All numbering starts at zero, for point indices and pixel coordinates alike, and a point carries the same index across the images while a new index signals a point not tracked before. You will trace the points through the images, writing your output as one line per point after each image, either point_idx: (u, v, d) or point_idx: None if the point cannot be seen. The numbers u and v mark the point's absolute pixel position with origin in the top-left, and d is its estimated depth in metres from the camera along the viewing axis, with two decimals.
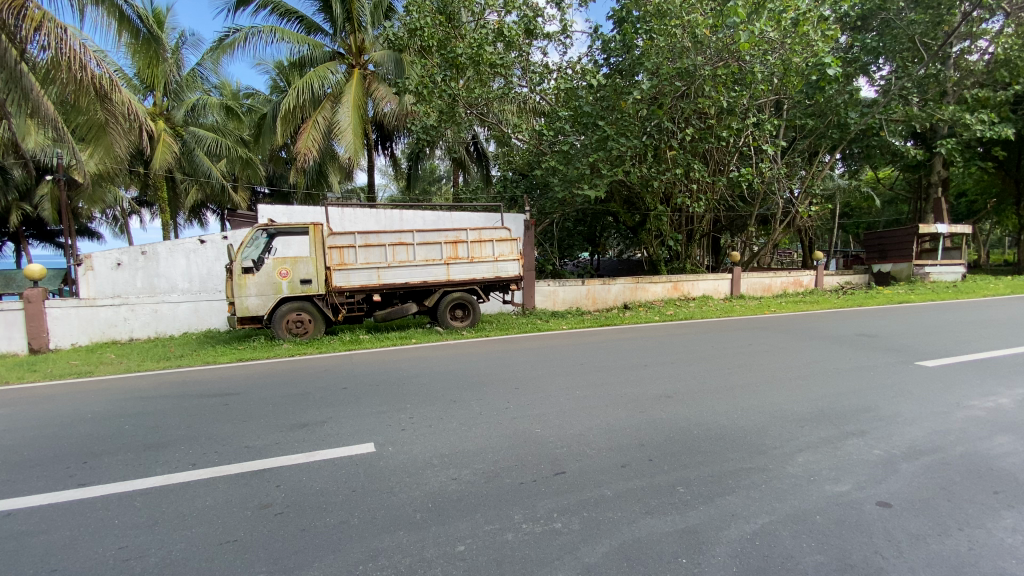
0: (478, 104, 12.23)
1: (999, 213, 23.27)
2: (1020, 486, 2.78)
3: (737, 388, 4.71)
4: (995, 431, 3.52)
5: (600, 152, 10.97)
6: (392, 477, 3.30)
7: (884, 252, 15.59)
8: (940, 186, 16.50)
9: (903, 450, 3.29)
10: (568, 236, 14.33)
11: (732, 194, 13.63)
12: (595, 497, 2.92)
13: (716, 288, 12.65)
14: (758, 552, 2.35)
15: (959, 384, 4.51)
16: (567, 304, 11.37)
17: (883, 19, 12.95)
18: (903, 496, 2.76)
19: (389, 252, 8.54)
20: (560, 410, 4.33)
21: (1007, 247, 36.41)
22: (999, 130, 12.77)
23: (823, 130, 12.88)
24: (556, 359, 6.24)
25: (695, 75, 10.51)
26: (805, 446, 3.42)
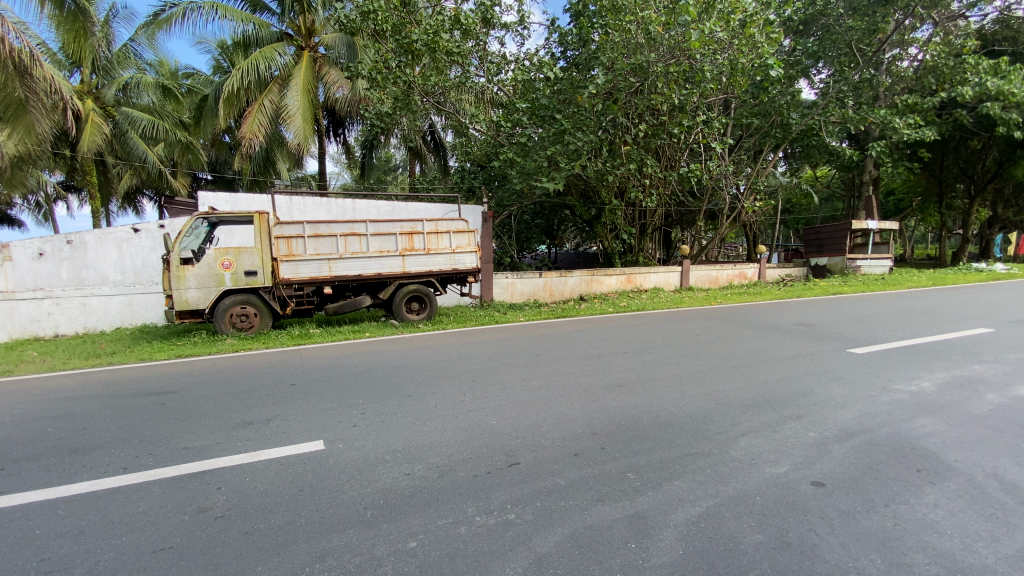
0: (434, 93, 12.00)
1: (922, 211, 25.21)
2: (937, 463, 3.03)
3: (685, 376, 4.89)
4: (915, 412, 3.81)
5: (558, 145, 10.99)
6: (341, 475, 3.20)
7: (821, 247, 16.62)
8: (871, 185, 17.65)
9: (835, 432, 3.51)
10: (526, 229, 14.41)
11: (682, 190, 14.03)
12: (548, 487, 2.94)
13: (666, 281, 13.06)
14: (703, 535, 2.44)
15: (886, 370, 4.85)
16: (525, 296, 11.45)
17: (823, 25, 13.64)
18: (835, 475, 2.94)
19: (340, 242, 8.27)
20: (516, 401, 4.35)
21: (929, 241, 39.45)
22: (923, 134, 13.75)
23: (767, 129, 13.51)
24: (514, 351, 6.26)
25: (648, 72, 10.65)
26: (747, 431, 3.58)
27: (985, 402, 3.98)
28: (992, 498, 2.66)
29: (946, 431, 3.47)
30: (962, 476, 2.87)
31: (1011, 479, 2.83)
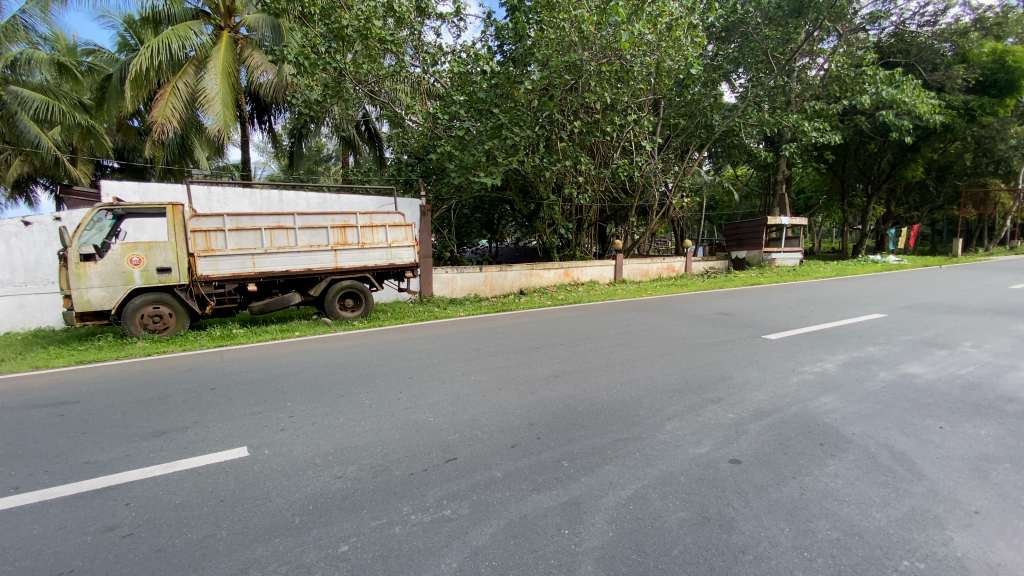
0: (367, 81, 11.63)
1: (828, 208, 27.69)
2: (838, 437, 3.34)
3: (617, 365, 5.08)
4: (820, 392, 4.18)
5: (495, 140, 10.95)
6: (267, 482, 3.04)
7: (741, 241, 17.83)
8: (785, 183, 19.08)
9: (750, 413, 3.78)
10: (465, 223, 14.35)
11: (615, 186, 14.47)
12: (485, 480, 2.95)
13: (602, 274, 13.46)
14: (631, 516, 2.55)
15: (795, 353, 5.29)
16: (465, 291, 11.36)
17: (743, 32, 14.58)
18: (750, 452, 3.17)
19: (265, 237, 7.83)
20: (453, 397, 4.32)
21: (833, 236, 43.58)
22: (829, 138, 14.99)
23: (692, 130, 14.25)
24: (452, 346, 6.20)
25: (582, 70, 10.86)
26: (673, 414, 3.78)
27: (877, 379, 4.44)
28: (882, 465, 2.97)
29: (845, 407, 3.84)
30: (857, 448, 3.19)
31: (898, 447, 3.18)
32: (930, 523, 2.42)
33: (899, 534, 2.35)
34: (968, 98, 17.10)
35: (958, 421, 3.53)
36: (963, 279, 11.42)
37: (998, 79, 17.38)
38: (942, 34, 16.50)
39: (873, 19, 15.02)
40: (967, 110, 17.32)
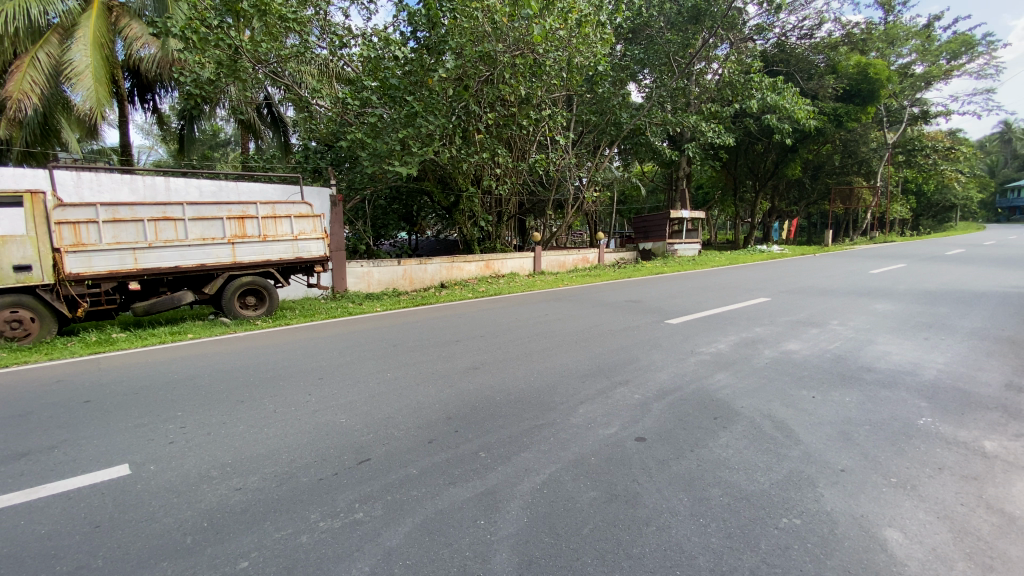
0: (268, 61, 10.76)
1: (722, 203, 30.27)
2: (729, 411, 3.67)
3: (534, 354, 5.18)
4: (715, 370, 4.56)
5: (409, 128, 10.59)
6: (154, 501, 2.74)
7: (648, 233, 18.97)
8: (687, 179, 20.51)
9: (655, 393, 4.03)
10: (382, 214, 13.85)
11: (532, 179, 14.73)
12: (400, 478, 2.88)
13: (521, 266, 13.67)
14: (545, 500, 2.62)
15: (695, 336, 5.74)
16: (383, 285, 10.97)
17: (648, 35, 15.43)
18: (654, 430, 3.39)
19: (148, 229, 7.04)
20: (368, 395, 4.17)
21: (727, 228, 47.73)
22: (724, 139, 16.32)
23: (603, 126, 14.83)
24: (367, 343, 5.98)
25: (496, 61, 10.86)
26: (586, 398, 3.93)
27: (762, 356, 4.94)
28: (765, 433, 3.31)
29: (736, 383, 4.23)
30: (745, 419, 3.52)
31: (779, 416, 3.56)
32: (805, 483, 2.74)
33: (779, 495, 2.63)
34: (837, 105, 19.35)
35: (826, 390, 4.03)
36: (832, 265, 13.01)
37: (861, 89, 19.47)
38: (816, 47, 18.62)
39: (759, 31, 16.52)
40: (836, 116, 19.59)
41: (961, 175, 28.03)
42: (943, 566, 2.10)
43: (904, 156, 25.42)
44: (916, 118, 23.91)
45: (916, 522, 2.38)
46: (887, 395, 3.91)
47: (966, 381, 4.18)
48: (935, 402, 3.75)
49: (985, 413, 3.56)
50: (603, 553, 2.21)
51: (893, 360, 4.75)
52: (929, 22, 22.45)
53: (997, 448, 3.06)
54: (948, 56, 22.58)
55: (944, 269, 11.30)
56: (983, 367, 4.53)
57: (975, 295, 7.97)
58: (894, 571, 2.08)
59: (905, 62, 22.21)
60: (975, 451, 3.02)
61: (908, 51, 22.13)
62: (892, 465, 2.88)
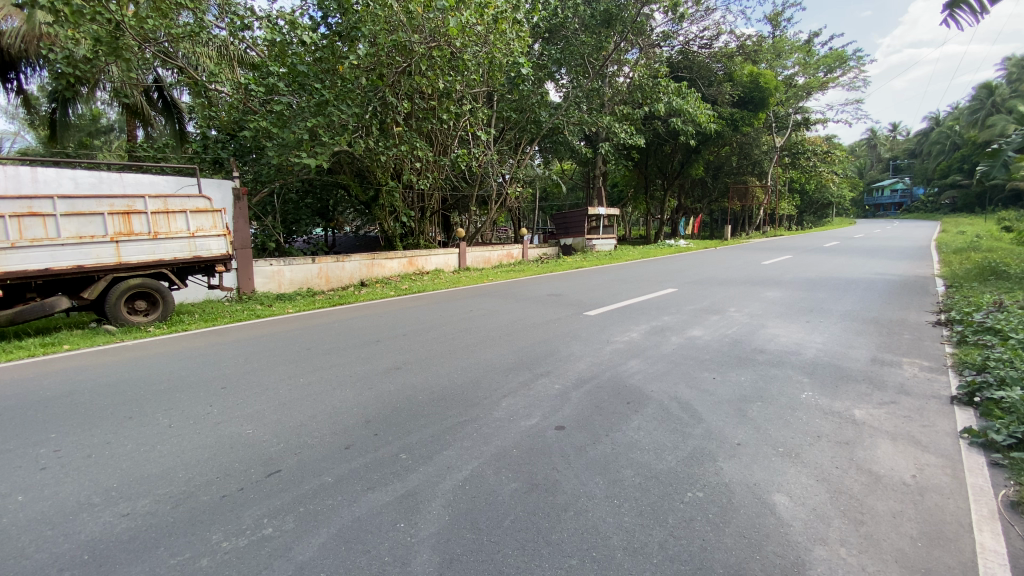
0: (158, 41, 9.80)
1: (636, 200, 31.91)
2: (641, 395, 3.88)
3: (456, 351, 5.14)
4: (628, 357, 4.81)
5: (319, 117, 9.99)
6: (21, 536, 2.39)
7: (568, 229, 19.54)
8: (603, 176, 21.35)
9: (573, 382, 4.18)
10: (294, 210, 13.01)
11: (455, 175, 14.58)
12: (314, 488, 2.74)
13: (446, 262, 13.51)
14: (467, 496, 2.61)
15: (611, 326, 6.02)
16: (296, 285, 10.34)
17: (563, 36, 15.85)
18: (572, 418, 3.51)
19: (10, 226, 6.11)
20: (279, 403, 3.92)
21: (641, 224, 50.45)
22: (636, 139, 17.20)
23: (523, 124, 14.99)
24: (279, 347, 5.61)
25: (412, 52, 10.57)
26: (508, 392, 3.98)
27: (670, 343, 5.29)
28: (672, 415, 3.53)
29: (647, 368, 4.49)
30: (655, 403, 3.74)
31: (685, 398, 3.82)
32: (707, 458, 2.97)
33: (684, 471, 2.83)
34: (734, 111, 21.05)
35: (726, 371, 4.40)
36: (732, 257, 14.19)
37: (753, 97, 21.26)
38: (715, 56, 20.08)
39: (665, 38, 17.46)
40: (733, 120, 21.34)
41: (836, 176, 31.72)
42: (821, 523, 2.37)
43: (790, 158, 28.29)
44: (799, 124, 26.67)
45: (800, 486, 2.66)
46: (777, 373, 4.35)
47: (840, 358, 4.75)
48: (814, 378, 4.23)
49: (855, 385, 4.07)
50: (524, 543, 2.25)
51: (782, 342, 5.28)
52: (810, 38, 25.04)
53: (864, 415, 3.51)
54: (824, 69, 25.39)
55: (823, 260, 12.72)
56: (854, 344, 5.17)
57: (847, 282, 9.06)
58: (781, 531, 2.31)
59: (790, 73, 24.64)
60: (847, 419, 3.44)
61: (792, 63, 24.60)
62: (780, 436, 3.21)
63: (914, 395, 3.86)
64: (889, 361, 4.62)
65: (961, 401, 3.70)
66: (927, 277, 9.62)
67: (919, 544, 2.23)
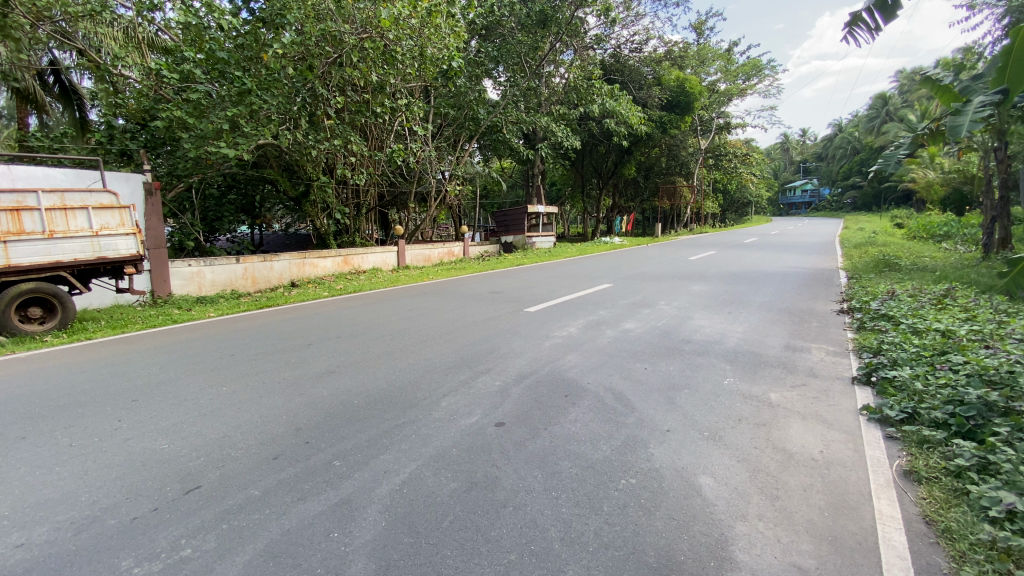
0: (53, 20, 8.88)
1: (573, 198, 32.63)
2: (579, 388, 3.98)
3: (394, 352, 5.02)
4: (566, 352, 4.91)
5: (240, 107, 9.39)
6: None
7: (509, 226, 19.72)
8: (541, 175, 21.63)
9: (513, 378, 4.21)
10: (215, 207, 12.17)
11: (392, 171, 14.23)
12: (239, 502, 2.58)
13: (384, 261, 13.15)
14: (405, 500, 2.56)
15: (549, 321, 6.12)
16: (218, 287, 9.66)
17: (500, 34, 15.89)
18: (511, 414, 3.52)
19: None
20: (199, 414, 3.65)
21: (578, 222, 51.60)
22: (572, 140, 17.61)
23: (461, 121, 14.89)
24: (199, 354, 5.22)
25: (342, 42, 10.18)
26: (448, 391, 3.94)
27: (606, 336, 5.46)
28: (608, 405, 3.65)
29: (583, 362, 4.60)
30: (591, 394, 3.85)
31: (619, 388, 3.96)
32: (639, 445, 3.09)
33: (619, 459, 2.93)
34: (662, 113, 22.02)
35: (657, 362, 4.60)
36: (663, 253, 14.87)
37: (679, 101, 22.31)
38: (644, 61, 20.96)
39: (598, 41, 17.94)
40: (662, 123, 22.34)
41: (754, 176, 34.09)
42: (742, 500, 2.54)
43: (714, 160, 30.08)
44: (721, 128, 28.40)
45: (723, 467, 2.83)
46: (703, 362, 4.60)
47: (758, 345, 5.11)
48: (736, 365, 4.52)
49: (771, 370, 4.39)
50: (463, 543, 2.23)
51: (707, 332, 5.60)
52: (730, 47, 26.72)
53: (779, 398, 3.80)
54: (743, 77, 27.20)
55: (744, 255, 13.63)
56: (770, 332, 5.58)
57: (765, 275, 9.77)
58: (706, 511, 2.45)
59: (713, 79, 26.17)
60: (764, 402, 3.71)
61: (715, 70, 26.14)
62: (704, 421, 3.40)
63: (821, 377, 4.23)
64: (800, 348, 5.03)
65: (861, 380, 4.09)
66: (833, 270, 10.56)
67: (826, 514, 2.44)
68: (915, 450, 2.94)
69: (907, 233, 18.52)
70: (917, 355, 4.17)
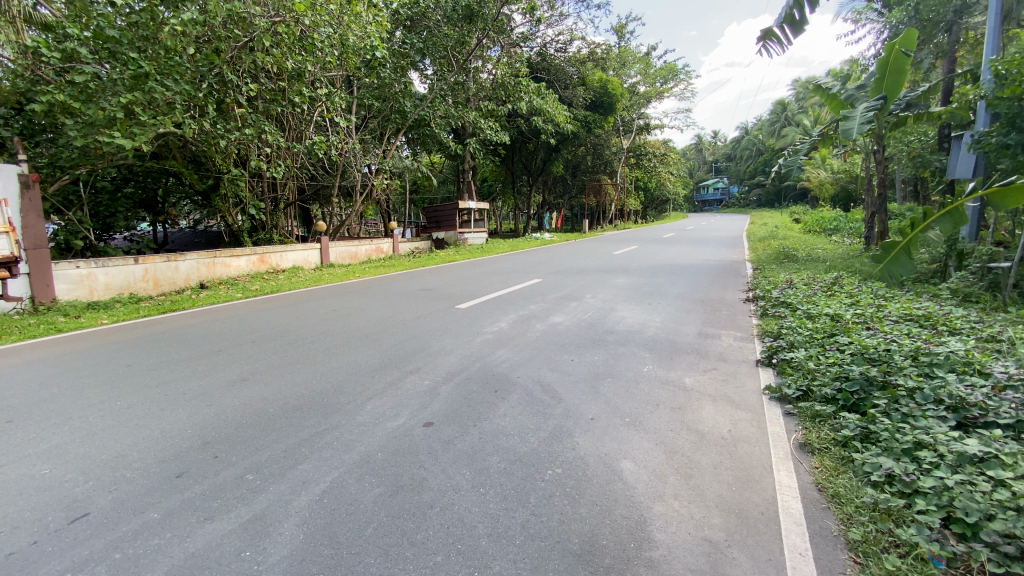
0: None
1: (503, 195, 32.81)
2: (507, 382, 4.01)
3: (316, 355, 4.79)
4: (496, 347, 4.93)
5: (136, 92, 8.50)
6: None
7: (439, 223, 19.50)
8: (471, 171, 21.55)
9: (442, 376, 4.16)
10: (109, 202, 10.97)
11: (312, 163, 13.58)
12: (136, 528, 2.34)
13: (305, 259, 12.53)
14: (326, 510, 2.44)
15: (480, 317, 6.11)
16: (114, 291, 8.72)
17: (425, 26, 15.60)
18: (440, 413, 3.47)
19: None
20: (88, 434, 3.27)
21: (508, 218, 51.89)
22: (501, 136, 17.69)
23: (387, 114, 14.47)
24: (88, 366, 4.67)
25: (252, 25, 9.51)
26: (374, 394, 3.81)
27: (535, 330, 5.54)
28: (536, 398, 3.71)
29: (513, 356, 4.64)
30: (520, 388, 3.89)
31: (547, 381, 4.04)
32: (565, 435, 3.16)
33: (545, 450, 2.98)
34: (587, 113, 22.68)
35: (583, 353, 4.73)
36: (589, 248, 15.39)
37: (603, 101, 23.06)
38: (570, 60, 21.47)
39: (524, 39, 18.11)
40: (587, 123, 23.02)
41: (671, 175, 36.19)
42: (659, 481, 2.67)
43: (635, 159, 31.50)
44: (642, 129, 29.76)
45: (643, 451, 2.96)
46: (626, 351, 4.80)
47: (676, 334, 5.41)
48: (655, 353, 4.76)
49: (685, 356, 4.67)
50: (387, 549, 2.17)
51: (630, 323, 5.85)
52: (648, 51, 28.05)
53: (693, 382, 4.04)
54: (660, 80, 28.67)
55: (663, 249, 14.40)
56: (686, 321, 5.94)
57: (683, 268, 10.37)
58: (627, 495, 2.55)
59: (633, 82, 27.35)
60: (680, 387, 3.94)
61: (635, 73, 27.34)
62: (626, 408, 3.55)
63: (730, 361, 4.56)
64: (712, 334, 5.40)
65: (764, 363, 4.46)
66: (741, 262, 11.42)
67: (735, 488, 2.63)
68: (809, 424, 3.23)
69: (802, 228, 20.48)
70: (811, 337, 4.61)
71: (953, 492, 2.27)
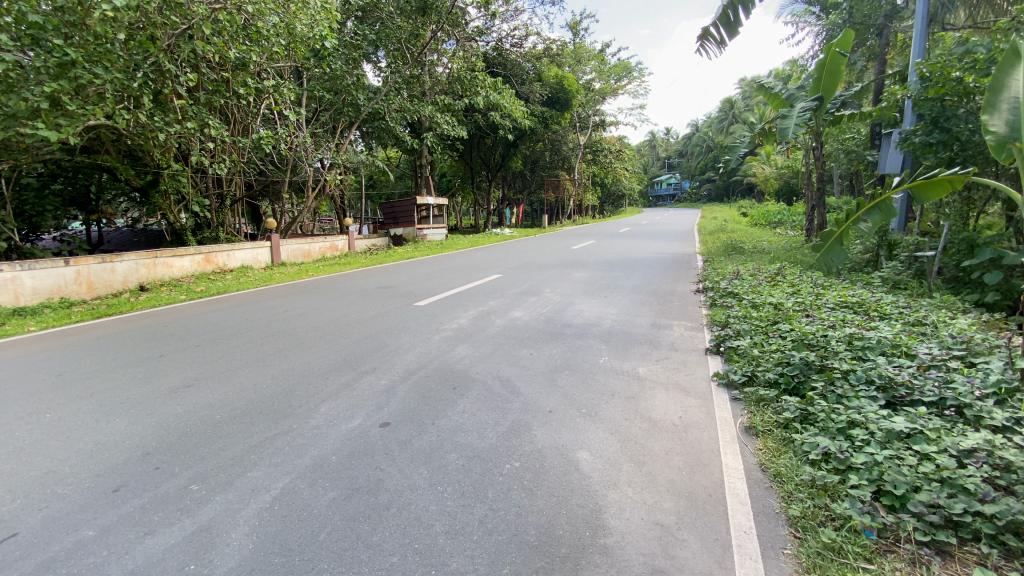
0: None
1: (462, 190, 32.54)
2: (465, 379, 4.00)
3: (265, 358, 4.61)
4: (455, 344, 4.91)
5: (62, 81, 7.90)
6: None
7: (397, 219, 19.14)
8: (428, 166, 21.26)
9: (399, 375, 4.10)
10: (35, 200, 10.16)
11: (260, 158, 13.06)
12: (68, 547, 2.20)
13: (255, 258, 12.06)
14: (277, 517, 2.38)
15: (438, 314, 6.06)
16: (42, 295, 8.11)
17: (377, 17, 15.19)
18: (396, 413, 3.43)
19: None
20: (12, 449, 3.03)
21: (467, 213, 51.48)
22: (458, 131, 17.52)
23: (339, 107, 14.06)
24: (12, 376, 4.33)
25: (189, 11, 8.90)
26: (328, 395, 3.72)
27: (494, 325, 5.55)
28: (494, 393, 3.72)
29: (471, 353, 4.63)
30: (478, 384, 3.89)
31: (505, 375, 4.06)
32: (523, 428, 3.19)
33: (503, 445, 2.99)
34: (544, 109, 22.78)
35: (541, 347, 4.77)
36: (548, 243, 15.50)
37: (559, 97, 23.21)
38: (526, 55, 21.45)
39: (480, 33, 17.94)
40: (545, 118, 23.12)
41: (627, 171, 36.95)
42: (614, 469, 2.74)
43: (592, 154, 31.91)
44: (598, 125, 30.16)
45: (598, 441, 3.03)
46: (582, 344, 4.88)
47: (631, 325, 5.54)
48: (611, 345, 4.86)
49: (639, 347, 4.79)
50: (341, 553, 2.13)
51: (586, 315, 5.95)
52: (603, 48, 28.43)
53: (647, 372, 4.16)
54: (615, 77, 29.11)
55: (619, 242, 14.69)
56: (640, 313, 6.10)
57: (638, 261, 10.62)
58: (583, 484, 2.61)
59: (589, 78, 27.65)
60: (635, 377, 4.04)
61: (590, 69, 27.64)
62: (583, 399, 3.61)
63: (681, 350, 4.72)
64: (665, 325, 5.57)
65: (712, 351, 4.64)
66: (692, 254, 11.81)
67: (685, 473, 2.73)
68: (753, 408, 3.39)
69: (750, 220, 21.36)
70: (756, 325, 4.82)
71: (882, 466, 2.44)
